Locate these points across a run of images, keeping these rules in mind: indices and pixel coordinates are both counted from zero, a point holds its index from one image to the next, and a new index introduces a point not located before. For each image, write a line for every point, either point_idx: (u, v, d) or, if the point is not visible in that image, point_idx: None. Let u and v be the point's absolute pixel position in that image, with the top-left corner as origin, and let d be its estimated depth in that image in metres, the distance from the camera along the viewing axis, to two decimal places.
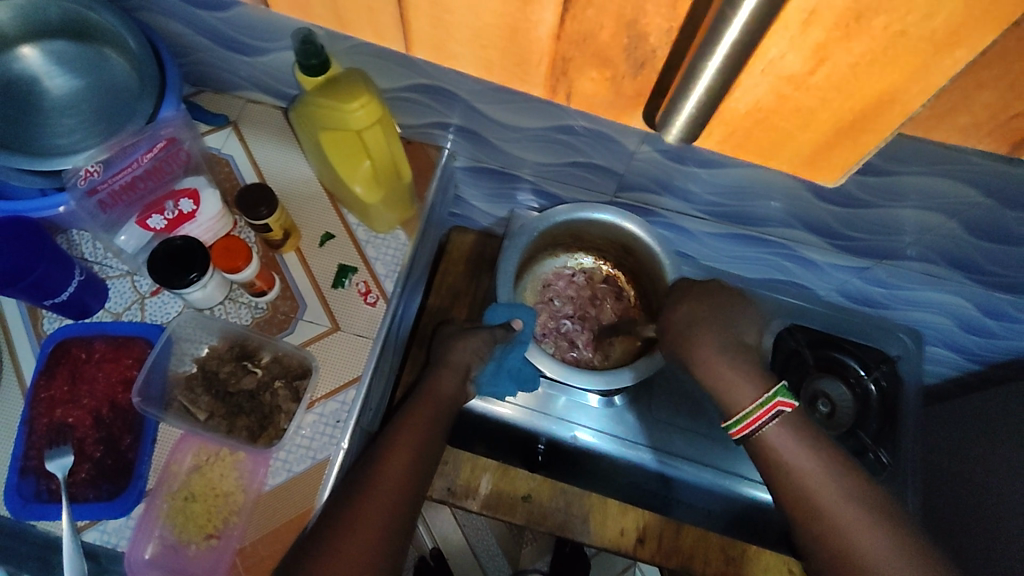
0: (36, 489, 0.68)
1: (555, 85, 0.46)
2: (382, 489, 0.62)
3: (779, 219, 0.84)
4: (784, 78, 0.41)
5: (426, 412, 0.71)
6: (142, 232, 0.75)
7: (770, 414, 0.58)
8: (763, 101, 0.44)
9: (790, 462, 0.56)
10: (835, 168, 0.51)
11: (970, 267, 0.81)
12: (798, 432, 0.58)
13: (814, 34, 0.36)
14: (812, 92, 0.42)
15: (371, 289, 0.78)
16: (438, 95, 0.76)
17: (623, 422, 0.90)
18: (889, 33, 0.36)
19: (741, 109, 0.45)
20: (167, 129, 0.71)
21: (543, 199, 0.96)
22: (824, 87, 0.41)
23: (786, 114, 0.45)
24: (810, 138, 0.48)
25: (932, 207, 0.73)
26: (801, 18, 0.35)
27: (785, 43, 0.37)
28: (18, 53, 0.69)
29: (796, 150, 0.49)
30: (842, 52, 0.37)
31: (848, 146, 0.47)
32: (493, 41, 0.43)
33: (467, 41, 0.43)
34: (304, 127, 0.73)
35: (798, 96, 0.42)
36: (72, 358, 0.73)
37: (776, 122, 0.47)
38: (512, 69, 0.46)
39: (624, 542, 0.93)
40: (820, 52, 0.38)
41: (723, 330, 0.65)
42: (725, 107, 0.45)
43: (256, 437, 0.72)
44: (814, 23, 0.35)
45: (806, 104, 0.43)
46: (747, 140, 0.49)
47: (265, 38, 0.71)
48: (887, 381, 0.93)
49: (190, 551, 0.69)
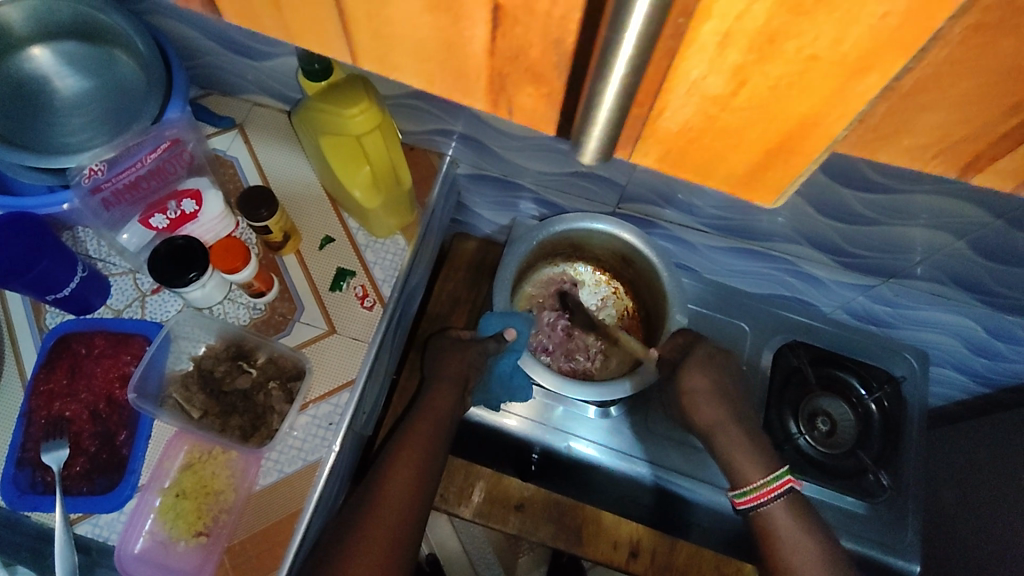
0: (31, 480, 0.69)
1: (494, 98, 0.22)
2: (389, 508, 0.65)
3: (781, 234, 0.83)
4: (694, 103, 0.19)
5: (426, 427, 0.73)
6: (145, 230, 0.77)
7: (778, 491, 0.71)
8: (686, 121, 0.20)
9: (784, 537, 0.69)
10: (774, 189, 0.22)
11: (977, 288, 0.80)
12: (794, 511, 0.71)
13: (737, 53, 0.17)
14: (740, 114, 0.19)
15: (368, 292, 0.78)
16: (440, 103, 0.76)
17: (619, 434, 0.89)
18: (803, 64, 0.17)
19: (671, 128, 0.21)
20: (172, 130, 0.72)
21: (544, 208, 0.97)
22: (759, 117, 0.19)
23: (724, 138, 0.20)
24: (746, 161, 0.21)
25: (940, 226, 0.71)
26: (691, 36, 0.16)
27: (700, 65, 0.18)
28: (30, 54, 0.70)
29: (733, 176, 0.22)
30: (760, 76, 0.17)
31: (787, 171, 0.21)
32: (435, 47, 0.20)
33: (410, 51, 0.21)
34: (307, 133, 0.74)
35: (728, 115, 0.19)
36: (72, 352, 0.74)
37: (720, 144, 0.21)
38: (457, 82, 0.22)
39: (617, 557, 0.91)
40: (735, 62, 0.17)
41: (734, 408, 0.78)
42: (650, 119, 0.20)
43: (248, 436, 0.72)
44: (730, 45, 0.17)
45: (743, 123, 0.19)
46: (683, 163, 0.22)
47: (271, 43, 0.73)
48: (890, 402, 0.90)
49: (179, 548, 0.69)
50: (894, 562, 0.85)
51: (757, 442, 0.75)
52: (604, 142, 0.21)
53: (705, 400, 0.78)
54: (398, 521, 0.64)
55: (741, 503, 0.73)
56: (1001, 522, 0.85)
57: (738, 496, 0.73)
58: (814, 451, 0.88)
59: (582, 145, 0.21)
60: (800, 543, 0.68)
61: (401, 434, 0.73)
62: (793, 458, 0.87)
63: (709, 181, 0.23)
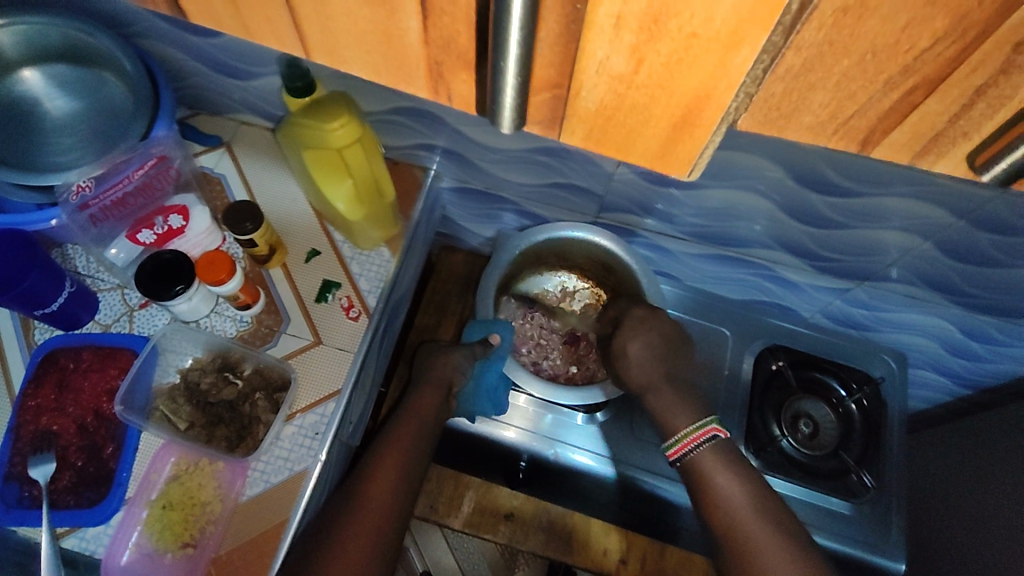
0: (18, 495, 0.70)
1: (434, 84, 0.24)
2: (371, 503, 0.66)
3: (759, 240, 0.85)
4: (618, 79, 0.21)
5: (409, 431, 0.74)
6: (132, 246, 0.78)
7: (701, 438, 0.74)
8: (609, 101, 0.23)
9: (714, 480, 0.71)
10: (687, 159, 0.25)
11: (950, 289, 0.82)
12: (722, 456, 0.73)
13: (630, 34, 0.20)
14: (650, 92, 0.22)
15: (353, 304, 0.79)
16: (423, 119, 0.79)
17: (607, 439, 0.90)
18: (687, 41, 0.19)
19: (590, 106, 0.23)
20: (158, 147, 0.74)
21: (527, 219, 0.99)
22: (657, 91, 0.21)
23: (640, 117, 0.23)
24: (660, 136, 0.24)
25: (911, 229, 0.73)
26: (615, 26, 0.20)
27: (602, 47, 0.20)
28: (20, 76, 0.71)
29: (650, 144, 0.24)
30: (654, 44, 0.20)
31: (696, 142, 0.23)
32: (380, 42, 0.23)
33: (356, 39, 0.23)
34: (291, 149, 0.76)
35: (638, 94, 0.22)
36: (59, 367, 0.75)
37: (633, 120, 0.23)
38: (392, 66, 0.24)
39: (607, 564, 0.92)
40: (643, 48, 0.20)
41: (669, 369, 0.80)
42: (569, 100, 0.23)
43: (234, 446, 0.73)
44: (623, 27, 0.20)
45: (650, 104, 0.22)
46: (616, 141, 0.25)
47: (255, 63, 0.75)
48: (870, 401, 0.93)
49: (166, 560, 0.70)
50: (877, 560, 0.87)
51: (685, 397, 0.79)
52: (519, 109, 0.24)
53: (640, 364, 0.80)
54: (382, 518, 0.66)
55: (672, 455, 0.76)
56: (985, 521, 0.86)
57: (668, 447, 0.76)
58: (796, 452, 0.89)
59: (499, 115, 0.24)
60: (728, 486, 0.70)
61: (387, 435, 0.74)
62: (776, 459, 0.89)
63: (631, 158, 0.25)
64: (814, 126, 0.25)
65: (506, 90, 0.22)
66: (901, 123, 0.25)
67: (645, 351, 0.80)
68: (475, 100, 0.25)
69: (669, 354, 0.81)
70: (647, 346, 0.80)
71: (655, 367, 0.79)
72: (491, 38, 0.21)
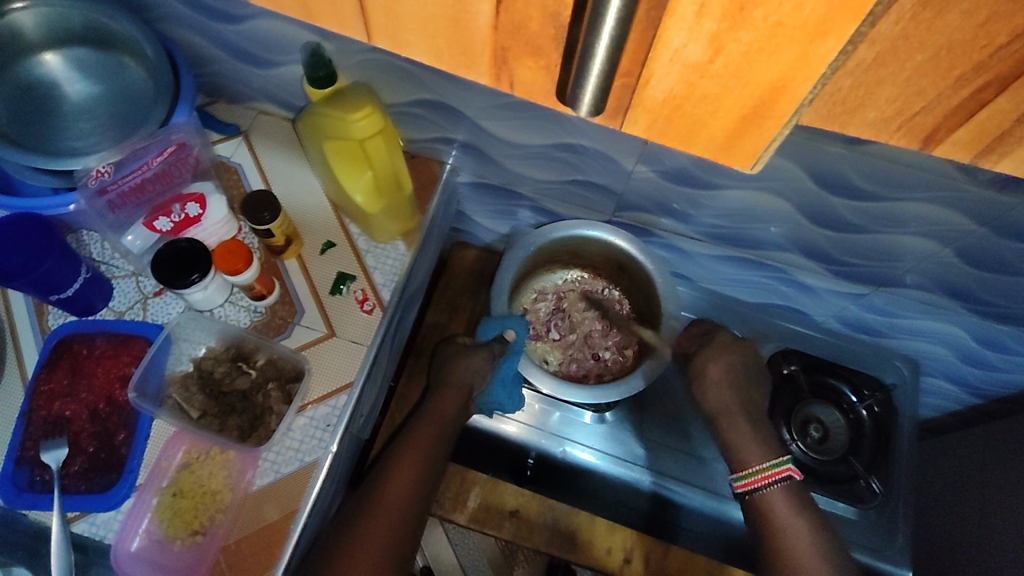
0: (29, 479, 0.70)
1: (497, 72, 0.24)
2: (388, 506, 0.66)
3: (776, 243, 0.85)
4: (694, 68, 0.21)
5: (429, 431, 0.74)
6: (149, 233, 0.78)
7: (776, 477, 0.73)
8: (682, 90, 0.23)
9: (783, 522, 0.71)
10: (754, 152, 0.25)
11: (966, 296, 0.82)
12: (792, 498, 0.72)
13: (712, 22, 0.20)
14: (727, 81, 0.22)
15: (368, 296, 0.79)
16: (443, 112, 0.79)
17: (615, 439, 0.91)
18: (770, 30, 0.19)
19: (658, 96, 0.23)
20: (178, 134, 0.74)
21: (542, 215, 0.99)
22: (732, 81, 0.21)
23: (711, 106, 0.23)
24: (729, 124, 0.24)
25: (929, 234, 0.73)
26: (699, 13, 0.19)
27: (681, 35, 0.20)
28: (41, 59, 0.72)
29: (717, 132, 0.24)
30: (734, 33, 0.20)
31: (764, 133, 0.23)
32: (448, 26, 0.23)
33: (424, 22, 0.23)
34: (311, 140, 0.76)
35: (712, 82, 0.22)
36: (73, 353, 0.75)
37: (701, 110, 0.23)
38: (459, 50, 0.24)
39: (610, 562, 0.91)
40: (724, 37, 0.20)
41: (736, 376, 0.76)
42: (638, 88, 0.23)
43: (246, 436, 0.73)
44: (705, 15, 0.19)
45: (723, 94, 0.22)
46: (680, 131, 0.25)
47: (278, 52, 0.75)
48: (881, 408, 0.93)
49: (174, 548, 0.70)
50: (885, 567, 0.87)
51: (762, 431, 0.78)
52: (599, 97, 0.23)
53: (716, 387, 0.80)
54: (397, 521, 0.66)
55: (739, 487, 0.76)
56: (993, 530, 0.86)
57: (737, 479, 0.76)
58: (807, 456, 0.90)
59: (575, 102, 0.23)
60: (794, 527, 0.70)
61: (404, 436, 0.75)
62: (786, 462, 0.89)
63: (694, 149, 0.26)
64: (879, 120, 0.34)
65: (590, 79, 0.22)
66: (965, 121, 0.31)
67: (725, 375, 0.80)
68: (538, 88, 0.25)
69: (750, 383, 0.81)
70: (729, 371, 0.81)
71: (733, 394, 0.80)
72: (584, 21, 0.20)
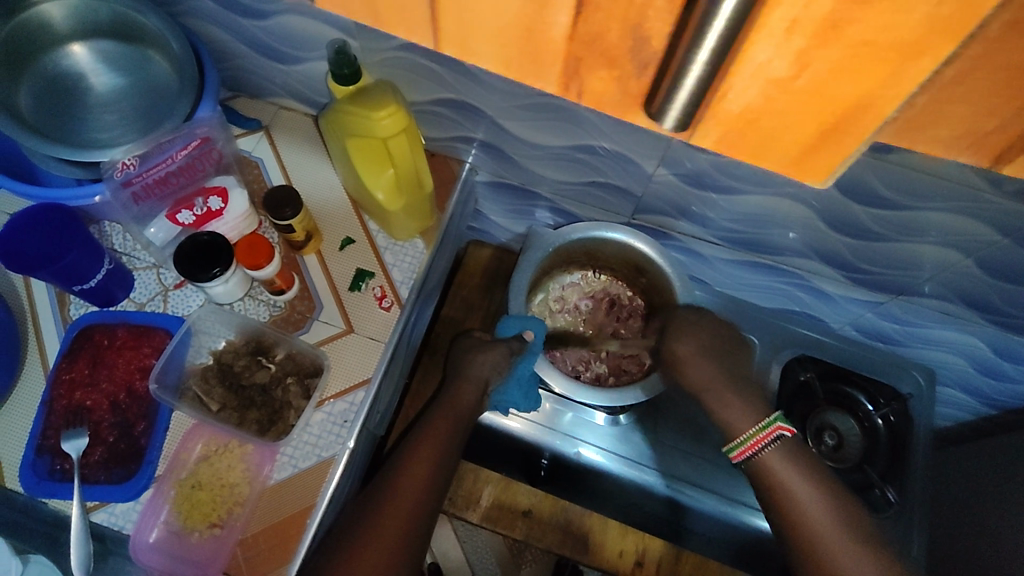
0: (50, 467, 0.70)
1: (567, 81, 0.26)
2: (405, 498, 0.65)
3: (794, 249, 0.84)
4: (772, 82, 0.22)
5: (444, 427, 0.74)
6: (171, 225, 0.78)
7: (769, 439, 0.65)
8: (753, 105, 0.24)
9: (785, 485, 0.62)
10: (824, 169, 0.26)
11: (985, 306, 0.81)
12: (795, 461, 0.63)
13: (801, 39, 0.20)
14: (801, 100, 0.23)
15: (386, 294, 0.79)
16: (463, 111, 0.79)
17: (627, 442, 0.90)
18: (862, 45, 0.20)
19: (732, 110, 0.24)
20: (202, 129, 0.75)
21: (559, 216, 0.99)
22: (813, 98, 0.22)
23: (776, 124, 0.24)
24: (799, 135, 0.24)
25: (949, 244, 0.73)
26: (788, 27, 0.20)
27: (766, 50, 0.21)
28: (68, 50, 0.72)
29: (787, 148, 0.25)
30: (818, 54, 0.21)
31: (844, 147, 0.24)
32: (514, 36, 0.24)
33: (485, 33, 0.25)
34: (334, 136, 0.77)
35: (785, 102, 0.23)
36: (94, 343, 0.75)
37: (776, 126, 0.24)
38: (526, 60, 0.25)
39: (621, 565, 0.94)
40: (808, 56, 0.21)
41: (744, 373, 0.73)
42: (714, 102, 0.24)
43: (265, 431, 0.73)
44: (796, 29, 0.20)
45: (790, 113, 0.23)
46: (741, 144, 0.26)
47: (303, 48, 0.75)
48: (897, 417, 0.93)
49: (193, 539, 0.70)
50: None
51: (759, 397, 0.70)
52: (684, 117, 0.25)
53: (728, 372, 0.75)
54: (412, 511, 0.65)
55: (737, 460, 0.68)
56: (1011, 542, 0.86)
57: (732, 451, 0.68)
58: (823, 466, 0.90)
59: (661, 119, 0.25)
60: (802, 490, 0.61)
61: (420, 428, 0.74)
62: None
63: (765, 164, 0.27)
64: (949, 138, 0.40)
65: (682, 91, 0.23)
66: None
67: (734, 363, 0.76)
68: (607, 99, 0.26)
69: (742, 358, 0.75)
70: (733, 352, 0.75)
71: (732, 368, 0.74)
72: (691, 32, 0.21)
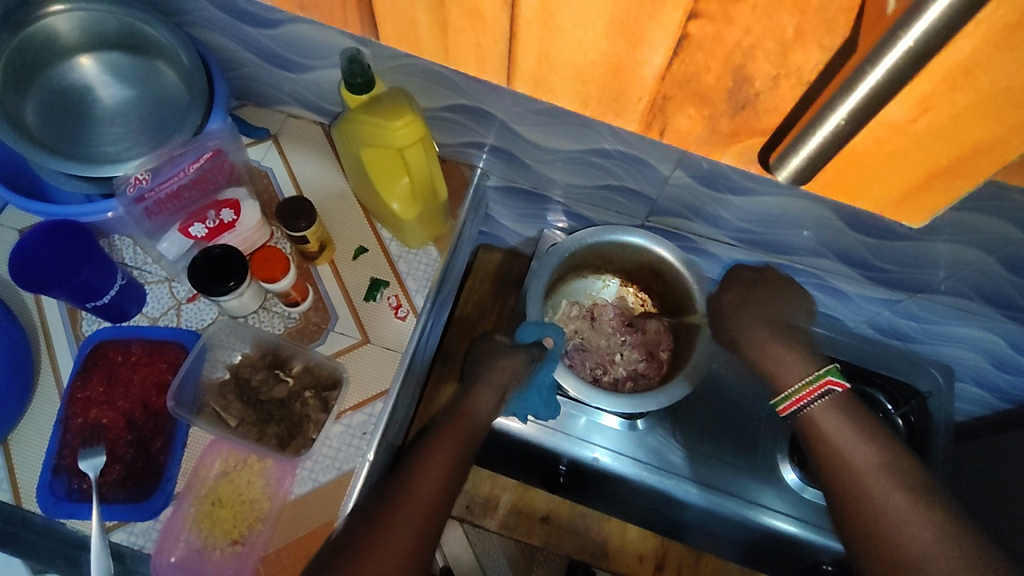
0: (67, 487, 0.69)
1: (648, 119, 0.38)
2: (417, 500, 0.62)
3: (809, 248, 0.84)
4: (884, 125, 0.31)
5: (460, 430, 0.71)
6: (183, 239, 0.76)
7: (818, 392, 0.63)
8: (860, 146, 0.33)
9: (828, 436, 0.59)
10: (922, 211, 0.37)
11: (1002, 302, 0.81)
12: (844, 414, 0.60)
13: (929, 84, 0.28)
14: (912, 138, 0.32)
15: (402, 303, 0.79)
16: (475, 116, 0.78)
17: (644, 445, 0.90)
18: (995, 92, 0.28)
19: (843, 151, 0.33)
20: (214, 141, 0.74)
21: (572, 220, 0.98)
22: (926, 136, 0.31)
23: (883, 158, 0.33)
24: (901, 180, 0.35)
25: (968, 242, 0.72)
26: (915, 77, 0.28)
27: (895, 104, 0.30)
28: (76, 63, 0.71)
29: (885, 192, 0.36)
30: (947, 104, 0.29)
31: (938, 191, 0.35)
32: (595, 76, 0.35)
33: (568, 75, 0.35)
34: (346, 145, 0.76)
35: (896, 141, 0.32)
36: (108, 359, 0.74)
37: (882, 166, 0.34)
38: (608, 102, 0.37)
39: (643, 569, 0.98)
40: (927, 101, 0.29)
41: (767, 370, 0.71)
42: (840, 148, 0.33)
43: (285, 445, 0.72)
44: (930, 76, 0.28)
45: (902, 147, 0.32)
46: (839, 181, 0.36)
47: (311, 55, 0.74)
48: (917, 417, 0.93)
49: (215, 556, 0.70)
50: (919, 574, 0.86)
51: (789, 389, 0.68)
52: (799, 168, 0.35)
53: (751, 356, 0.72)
54: (425, 514, 0.61)
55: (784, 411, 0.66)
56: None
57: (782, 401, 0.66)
58: None
59: (782, 170, 0.35)
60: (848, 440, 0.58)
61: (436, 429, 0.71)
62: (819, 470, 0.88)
63: (858, 202, 0.38)
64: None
65: (823, 126, 0.32)
66: None
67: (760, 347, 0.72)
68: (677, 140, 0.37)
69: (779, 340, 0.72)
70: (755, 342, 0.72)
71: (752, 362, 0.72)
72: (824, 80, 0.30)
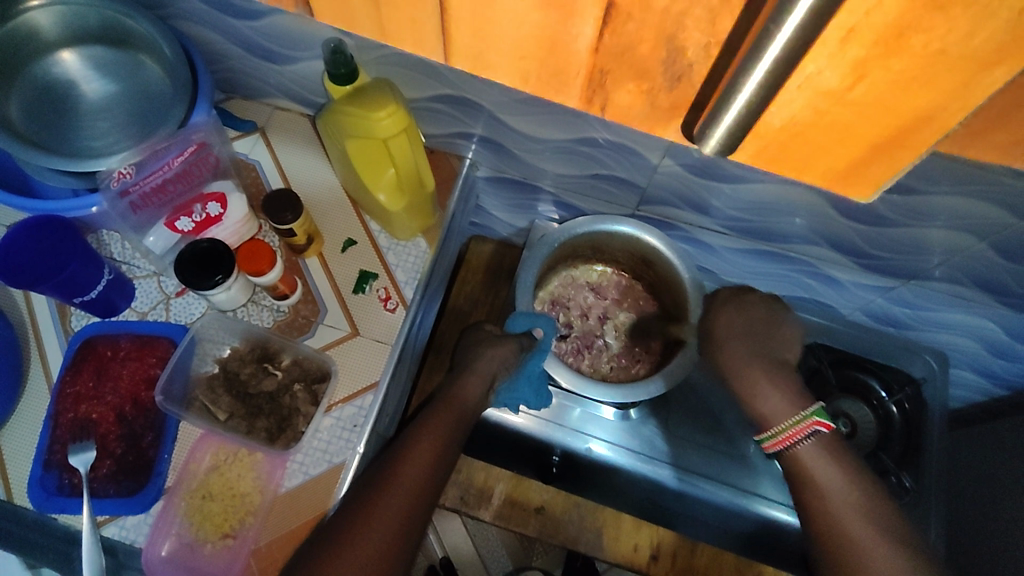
0: (58, 482, 0.70)
1: (590, 94, 0.48)
2: (403, 486, 0.62)
3: (802, 236, 0.83)
4: (821, 91, 0.41)
5: (447, 417, 0.71)
6: (171, 234, 0.76)
7: (804, 432, 0.61)
8: (798, 116, 0.44)
9: (818, 480, 0.59)
10: (870, 186, 0.52)
11: (997, 288, 0.80)
12: (830, 455, 0.60)
13: (856, 51, 0.37)
14: (846, 104, 0.42)
15: (391, 295, 0.78)
16: (462, 106, 0.77)
17: (638, 435, 0.90)
18: (924, 56, 0.36)
19: (778, 122, 0.45)
20: (198, 134, 0.73)
21: (563, 210, 0.97)
22: (858, 102, 0.41)
23: (824, 126, 0.44)
24: (837, 156, 0.48)
25: (961, 227, 0.71)
26: (840, 39, 0.36)
27: (826, 68, 0.39)
28: (58, 58, 0.71)
29: (827, 165, 0.49)
30: (879, 71, 0.38)
31: (881, 151, 0.46)
32: (532, 51, 0.44)
33: (508, 51, 0.44)
34: (331, 137, 0.75)
35: (832, 108, 0.42)
36: (97, 354, 0.74)
37: (823, 130, 0.45)
38: (550, 78, 0.47)
39: (637, 559, 0.95)
40: (858, 69, 0.38)
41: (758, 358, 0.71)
42: (771, 118, 0.45)
43: (274, 438, 0.72)
44: (857, 41, 0.36)
45: (839, 114, 0.43)
46: (780, 150, 0.49)
47: (295, 47, 0.74)
48: (911, 404, 0.93)
49: (205, 550, 0.70)
50: None
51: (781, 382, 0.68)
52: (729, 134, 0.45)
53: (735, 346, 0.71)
54: (411, 501, 0.61)
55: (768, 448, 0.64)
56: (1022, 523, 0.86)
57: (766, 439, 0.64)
58: None
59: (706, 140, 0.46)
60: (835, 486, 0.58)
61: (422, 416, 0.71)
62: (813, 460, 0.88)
63: (804, 175, 0.52)
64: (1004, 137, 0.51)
65: (734, 103, 0.41)
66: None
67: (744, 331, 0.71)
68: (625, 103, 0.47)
69: (763, 333, 0.72)
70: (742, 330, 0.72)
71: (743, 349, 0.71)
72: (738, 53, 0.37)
